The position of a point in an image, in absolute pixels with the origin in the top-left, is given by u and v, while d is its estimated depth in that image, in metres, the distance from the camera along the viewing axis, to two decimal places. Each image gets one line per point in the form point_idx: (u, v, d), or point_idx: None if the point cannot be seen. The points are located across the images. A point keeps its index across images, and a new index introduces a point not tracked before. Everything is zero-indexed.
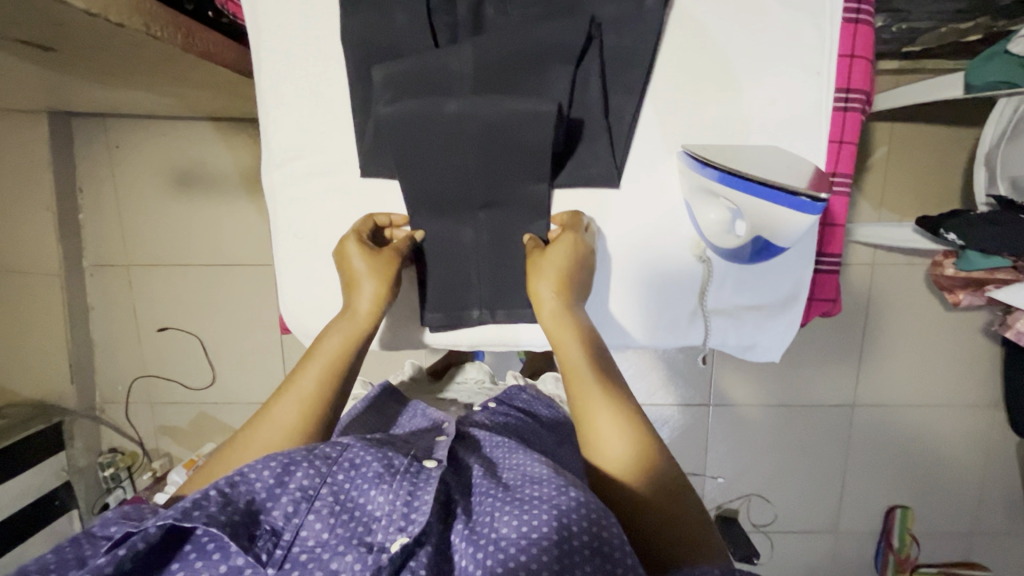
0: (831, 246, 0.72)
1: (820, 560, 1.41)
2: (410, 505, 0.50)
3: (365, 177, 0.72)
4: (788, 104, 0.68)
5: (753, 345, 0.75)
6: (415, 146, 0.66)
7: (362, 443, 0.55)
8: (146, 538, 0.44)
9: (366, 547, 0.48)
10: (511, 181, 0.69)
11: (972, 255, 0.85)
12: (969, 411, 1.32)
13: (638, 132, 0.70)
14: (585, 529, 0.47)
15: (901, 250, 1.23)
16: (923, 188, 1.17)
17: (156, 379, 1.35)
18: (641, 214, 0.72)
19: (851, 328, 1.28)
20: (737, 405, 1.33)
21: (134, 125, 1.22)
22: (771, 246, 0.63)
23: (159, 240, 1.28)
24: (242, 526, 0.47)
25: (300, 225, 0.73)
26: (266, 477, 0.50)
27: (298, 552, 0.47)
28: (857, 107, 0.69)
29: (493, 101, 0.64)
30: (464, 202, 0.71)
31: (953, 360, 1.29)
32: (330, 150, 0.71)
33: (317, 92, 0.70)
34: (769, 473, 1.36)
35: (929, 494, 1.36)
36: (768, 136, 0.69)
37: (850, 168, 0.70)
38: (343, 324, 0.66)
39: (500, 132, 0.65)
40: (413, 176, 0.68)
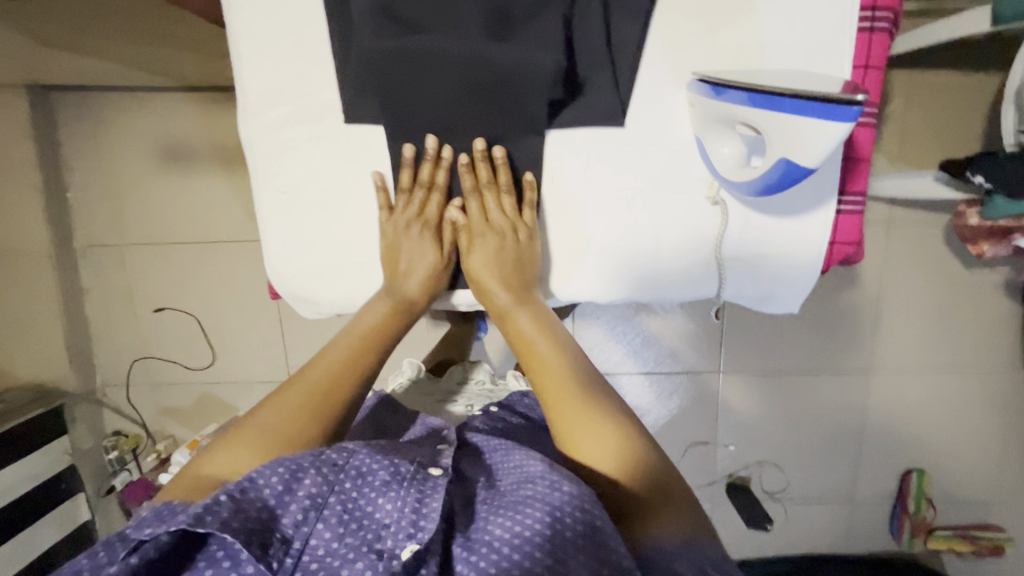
0: (855, 183, 0.67)
1: (835, 527, 1.39)
2: (419, 511, 0.50)
3: (353, 125, 0.67)
4: (808, 25, 0.62)
5: (770, 294, 0.71)
6: (407, 87, 0.62)
7: (367, 450, 0.55)
8: (158, 546, 0.46)
9: (377, 555, 0.47)
10: (505, 125, 0.65)
11: (998, 200, 0.79)
12: (987, 369, 1.28)
13: (644, 64, 0.65)
14: (578, 525, 0.49)
15: (918, 206, 1.19)
16: (943, 136, 1.11)
17: (156, 360, 1.32)
18: (650, 158, 0.67)
19: (866, 288, 1.24)
20: (749, 372, 1.30)
21: (116, 97, 1.18)
22: (791, 176, 0.57)
23: (150, 218, 1.24)
24: (255, 532, 0.47)
25: (286, 178, 0.68)
26: (275, 484, 0.50)
27: (307, 560, 0.47)
28: (884, 27, 0.63)
29: (486, 50, 0.61)
30: (459, 146, 0.67)
31: (972, 318, 1.25)
32: (311, 95, 0.66)
33: (291, 30, 0.64)
34: (781, 440, 1.34)
35: (947, 456, 1.33)
36: (786, 62, 0.63)
37: (876, 97, 0.65)
38: (388, 300, 0.70)
39: (492, 85, 0.62)
40: (405, 113, 0.64)
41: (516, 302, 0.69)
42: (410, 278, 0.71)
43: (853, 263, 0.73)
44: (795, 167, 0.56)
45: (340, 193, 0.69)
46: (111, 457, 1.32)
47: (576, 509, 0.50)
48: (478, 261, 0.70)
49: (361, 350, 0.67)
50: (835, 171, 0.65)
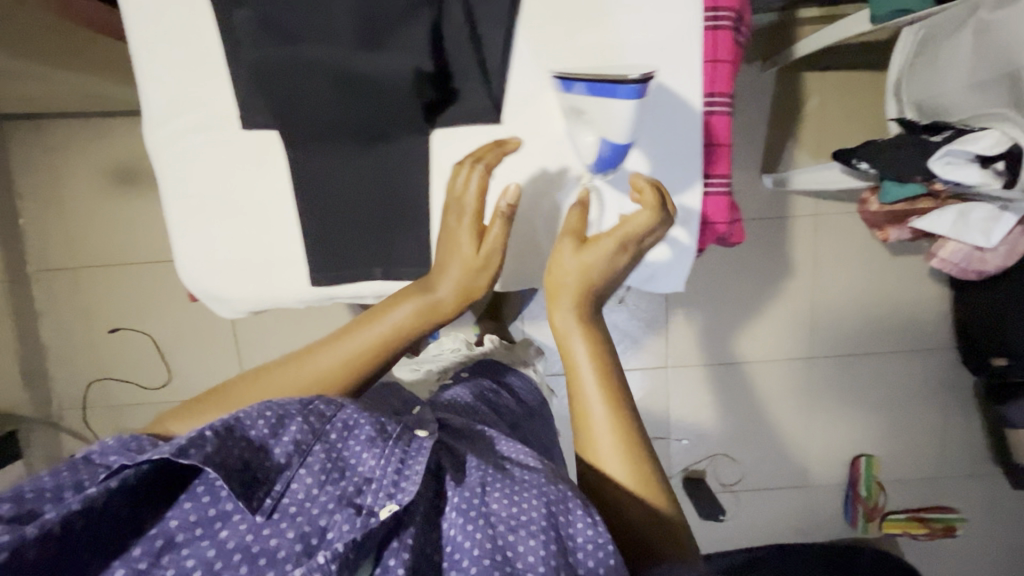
0: (717, 167, 0.63)
1: (791, 515, 1.41)
2: (402, 472, 0.43)
3: (248, 130, 0.62)
4: (658, 23, 0.58)
5: (652, 276, 0.67)
6: (253, 94, 0.60)
7: (356, 400, 0.48)
8: (138, 473, 0.39)
9: (356, 509, 0.41)
10: (375, 125, 0.62)
11: (890, 184, 0.83)
12: (922, 352, 1.33)
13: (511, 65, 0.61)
14: (591, 544, 0.43)
15: (841, 198, 1.25)
16: (855, 132, 1.19)
17: (113, 382, 1.33)
18: (523, 150, 0.64)
19: (800, 279, 1.29)
20: (695, 365, 1.34)
21: (67, 124, 1.22)
22: (616, 155, 0.59)
23: (103, 240, 1.27)
24: (233, 471, 0.40)
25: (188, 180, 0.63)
26: (259, 426, 0.43)
27: (287, 503, 0.40)
28: (728, 25, 0.59)
29: (353, 59, 0.59)
30: (334, 145, 0.63)
31: (904, 303, 1.31)
32: (189, 103, 0.61)
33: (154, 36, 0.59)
34: (733, 431, 1.37)
35: (892, 439, 1.37)
36: (643, 58, 0.59)
37: (729, 88, 0.61)
38: (415, 297, 0.56)
39: (362, 93, 0.60)
40: (253, 118, 0.61)
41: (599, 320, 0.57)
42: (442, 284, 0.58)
43: (734, 241, 0.70)
44: (614, 147, 0.58)
45: (250, 192, 0.64)
46: None
47: (571, 505, 0.44)
48: (584, 259, 0.57)
49: (369, 360, 0.54)
50: (689, 148, 0.61)
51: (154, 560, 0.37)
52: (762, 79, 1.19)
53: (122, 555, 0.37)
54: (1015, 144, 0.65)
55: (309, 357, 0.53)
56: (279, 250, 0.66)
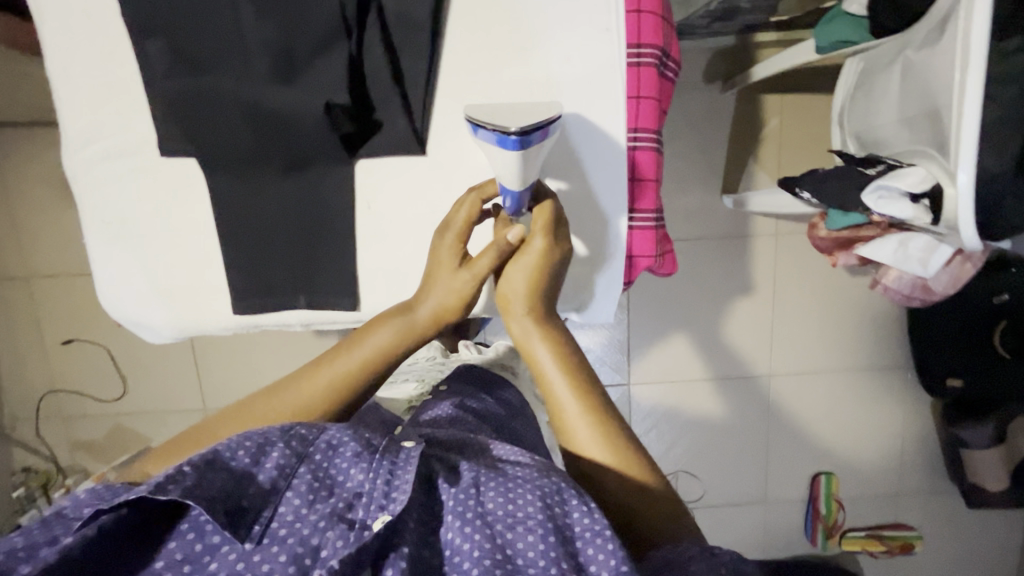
0: (643, 201, 0.64)
1: (752, 532, 1.42)
2: (390, 485, 0.45)
3: (165, 157, 0.61)
4: (580, 62, 0.59)
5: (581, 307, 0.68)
6: (174, 122, 0.60)
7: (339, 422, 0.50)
8: (116, 518, 0.41)
9: (348, 524, 0.43)
10: (297, 155, 0.62)
11: (835, 212, 0.84)
12: (881, 371, 1.34)
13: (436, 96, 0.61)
14: (587, 533, 0.44)
15: (801, 219, 1.27)
16: (813, 154, 1.21)
17: (68, 393, 1.31)
18: (441, 183, 0.64)
19: (761, 298, 1.30)
20: (657, 382, 1.34)
21: (23, 133, 1.20)
22: (515, 202, 0.58)
23: (59, 251, 1.25)
24: (219, 502, 0.42)
25: (108, 207, 0.62)
26: (241, 456, 0.45)
27: (276, 527, 0.42)
28: (650, 63, 0.60)
29: (262, 91, 0.59)
30: (254, 173, 0.62)
31: (863, 323, 1.32)
32: (112, 129, 0.60)
33: (74, 62, 0.58)
34: (695, 448, 1.37)
35: (851, 457, 1.38)
36: (564, 96, 0.60)
37: (653, 124, 0.62)
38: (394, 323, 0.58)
39: (267, 124, 0.60)
40: (172, 145, 0.61)
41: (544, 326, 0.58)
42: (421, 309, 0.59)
43: (663, 273, 0.71)
44: (512, 194, 0.58)
45: (172, 218, 0.63)
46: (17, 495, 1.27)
47: (567, 497, 0.46)
48: (518, 275, 0.59)
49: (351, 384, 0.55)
50: (613, 183, 0.62)
51: None
52: (722, 101, 1.20)
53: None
54: (939, 183, 0.65)
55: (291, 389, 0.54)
56: (206, 278, 0.65)
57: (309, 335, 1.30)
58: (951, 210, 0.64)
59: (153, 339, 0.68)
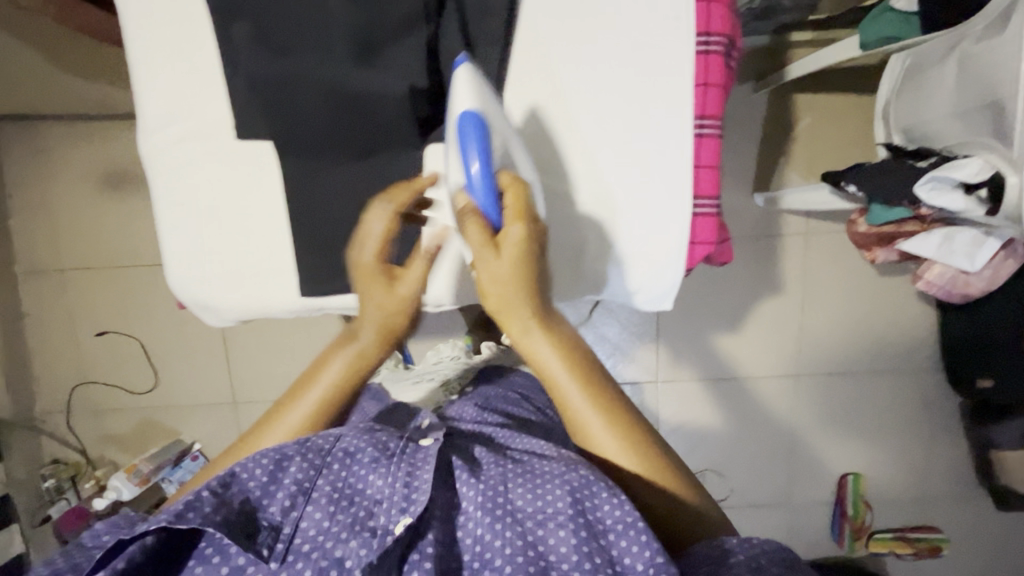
0: (706, 188, 0.63)
1: (779, 533, 1.41)
2: (409, 488, 0.54)
3: (242, 140, 0.62)
4: (652, 48, 0.60)
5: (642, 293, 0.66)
6: (252, 104, 0.60)
7: (353, 433, 0.60)
8: (142, 550, 0.49)
9: (371, 531, 0.52)
10: (374, 138, 0.63)
11: (877, 208, 0.85)
12: (908, 371, 1.34)
13: (507, 78, 0.61)
14: (610, 518, 0.51)
15: (831, 218, 1.27)
16: (845, 153, 1.21)
17: (97, 385, 1.31)
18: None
19: (790, 297, 1.31)
20: (684, 380, 1.34)
21: (60, 125, 1.21)
22: (473, 122, 0.54)
23: (90, 242, 1.25)
24: (238, 523, 0.52)
25: (182, 189, 0.63)
26: (259, 475, 0.54)
27: (300, 542, 0.52)
28: (718, 51, 0.61)
29: (344, 72, 0.59)
30: (329, 155, 0.63)
31: (891, 323, 1.32)
32: (186, 113, 0.61)
33: (158, 47, 0.60)
34: (721, 448, 1.37)
35: (879, 458, 1.38)
36: (637, 81, 0.60)
37: (719, 112, 0.63)
38: (341, 349, 0.62)
39: (352, 106, 0.61)
40: (248, 126, 0.61)
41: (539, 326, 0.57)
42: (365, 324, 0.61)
43: (721, 262, 0.70)
44: (471, 117, 0.54)
45: (245, 201, 0.64)
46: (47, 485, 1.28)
47: (592, 488, 0.52)
48: (496, 277, 0.55)
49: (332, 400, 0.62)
50: (684, 167, 0.61)
51: None
52: (755, 99, 1.21)
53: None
54: (997, 172, 0.66)
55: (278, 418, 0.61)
56: (273, 263, 0.66)
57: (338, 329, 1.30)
58: (1011, 200, 0.63)
59: (217, 322, 0.70)
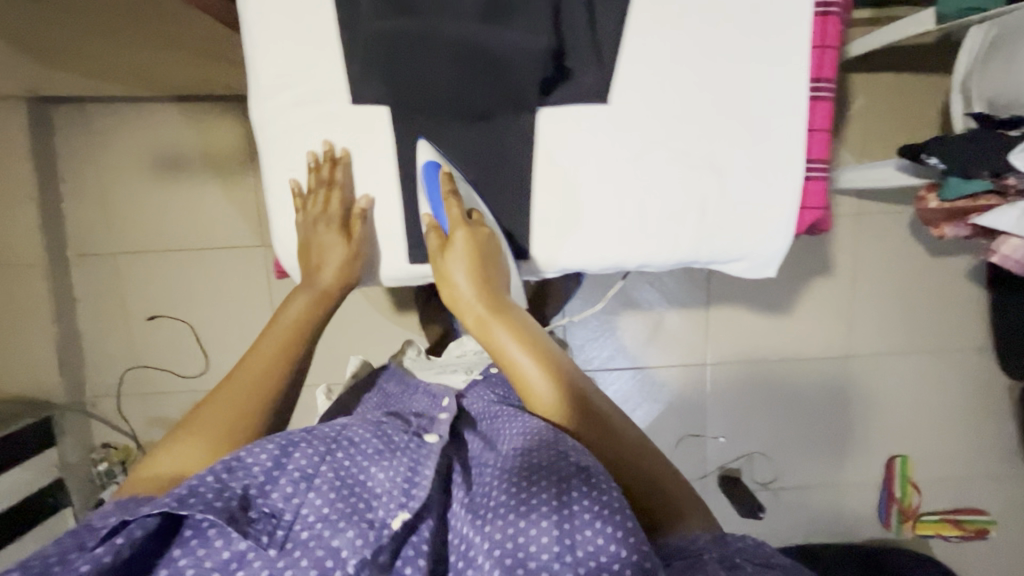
0: (817, 152, 0.70)
1: (828, 517, 1.40)
2: (410, 482, 0.52)
3: (355, 104, 0.68)
4: (769, 13, 0.66)
5: (748, 255, 0.70)
6: (397, 65, 0.65)
7: (357, 428, 0.57)
8: (144, 527, 0.46)
9: (368, 523, 0.49)
10: (499, 98, 0.67)
11: (954, 181, 0.84)
12: (958, 353, 1.34)
13: (638, 41, 0.66)
14: (591, 516, 0.46)
15: (882, 199, 1.27)
16: (903, 132, 1.20)
17: (148, 369, 1.31)
18: (630, 128, 0.68)
19: (840, 278, 1.31)
20: (733, 363, 1.34)
21: (116, 109, 1.22)
22: (430, 170, 0.68)
23: (143, 226, 1.26)
24: (238, 508, 0.48)
25: (292, 155, 0.70)
26: (264, 459, 0.51)
27: (299, 530, 0.48)
28: (835, 16, 0.68)
29: (481, 33, 0.64)
30: (456, 114, 0.68)
31: (942, 304, 1.32)
32: (311, 81, 0.68)
33: (294, 19, 0.67)
34: (770, 430, 1.37)
35: (927, 440, 1.38)
36: (751, 42, 0.66)
37: (830, 77, 0.70)
38: (306, 293, 0.70)
39: (486, 64, 0.65)
40: (395, 85, 0.67)
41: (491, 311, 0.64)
42: (325, 273, 0.70)
43: (817, 233, 0.74)
44: (429, 165, 0.68)
45: (357, 161, 0.70)
46: (100, 469, 1.29)
47: (574, 485, 0.48)
48: (455, 274, 0.66)
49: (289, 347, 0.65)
50: (800, 127, 0.68)
51: None
52: None
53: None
54: None
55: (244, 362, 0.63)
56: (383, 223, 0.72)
57: (389, 312, 1.31)
58: None
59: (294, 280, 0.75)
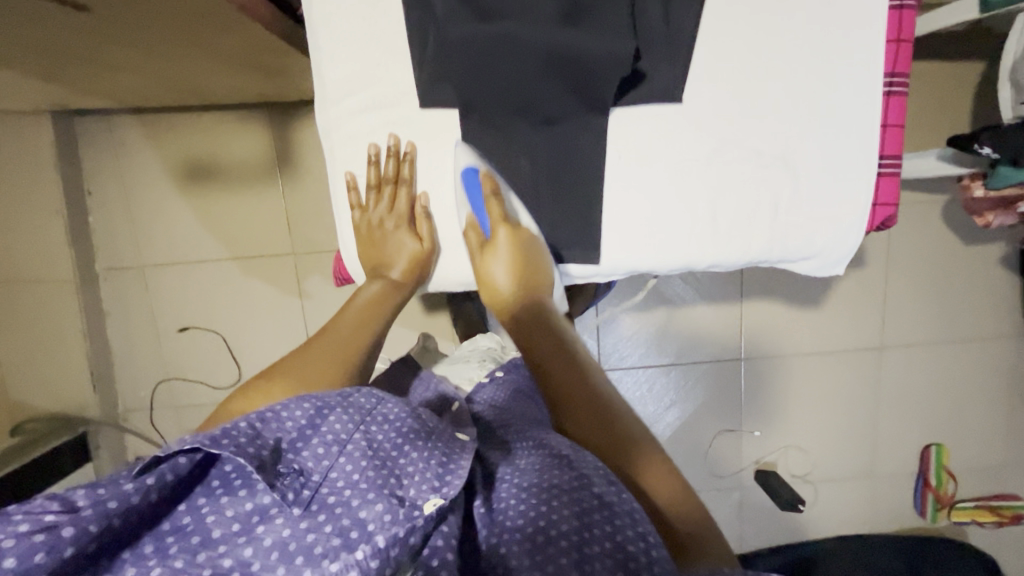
0: (890, 147, 0.69)
1: (863, 507, 1.41)
2: (445, 468, 0.46)
3: (425, 110, 0.69)
4: (843, 5, 0.65)
5: (820, 253, 0.70)
6: (468, 66, 0.65)
7: (397, 399, 0.51)
8: (175, 470, 0.40)
9: (398, 500, 0.43)
10: (572, 101, 0.67)
11: (1004, 170, 0.83)
12: (993, 340, 1.34)
13: (708, 39, 0.66)
14: (610, 541, 0.41)
15: (917, 188, 1.27)
16: (939, 121, 1.19)
17: (181, 382, 1.30)
18: (705, 128, 0.68)
19: (873, 268, 1.30)
20: (769, 356, 1.33)
21: (141, 122, 1.20)
22: (470, 178, 0.71)
23: (173, 237, 1.25)
24: (269, 462, 0.43)
25: (358, 161, 0.70)
26: (298, 417, 0.46)
27: (326, 493, 0.43)
28: (911, 6, 0.67)
29: (563, 34, 0.63)
30: (527, 116, 0.68)
31: (976, 292, 1.32)
32: (377, 87, 0.67)
33: (360, 25, 0.66)
34: (804, 423, 1.37)
35: (962, 429, 1.38)
36: (824, 36, 0.66)
37: (908, 68, 0.68)
38: (379, 281, 0.70)
39: (563, 67, 0.64)
40: (464, 86, 0.66)
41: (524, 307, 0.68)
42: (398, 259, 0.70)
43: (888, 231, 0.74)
44: (469, 172, 0.70)
45: (425, 167, 0.71)
46: None
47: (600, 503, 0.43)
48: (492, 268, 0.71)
49: (369, 323, 0.64)
50: (873, 122, 0.67)
51: (191, 556, 0.39)
52: None
53: (134, 550, 0.39)
54: None
55: (326, 332, 0.62)
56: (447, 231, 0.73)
57: (420, 317, 1.30)
58: None
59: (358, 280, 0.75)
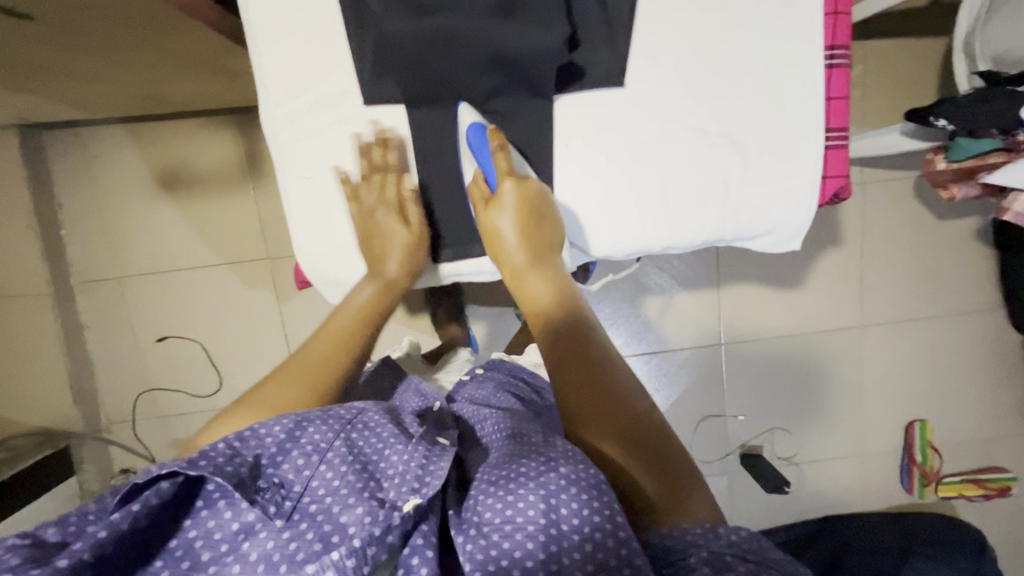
0: (836, 120, 0.70)
1: (851, 485, 1.41)
2: (424, 470, 0.45)
3: (370, 104, 0.69)
4: None
5: (771, 229, 0.71)
6: (407, 55, 0.65)
7: (379, 407, 0.51)
8: (160, 495, 0.41)
9: (378, 502, 0.42)
10: (515, 87, 0.68)
11: (961, 141, 0.84)
12: (972, 314, 1.35)
13: (647, 20, 0.67)
14: (578, 529, 0.40)
15: (886, 166, 1.27)
16: (903, 97, 1.20)
17: (163, 392, 1.30)
18: (650, 111, 0.68)
19: (849, 247, 1.31)
20: (748, 340, 1.34)
21: (109, 133, 1.20)
22: (477, 135, 0.66)
23: (148, 247, 1.24)
24: (249, 479, 0.43)
25: (306, 162, 0.69)
26: (277, 431, 0.46)
27: (308, 502, 0.43)
28: None
29: (498, 24, 0.64)
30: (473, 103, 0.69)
31: (952, 266, 1.32)
32: (323, 83, 0.68)
33: (301, 21, 0.66)
34: (786, 405, 1.37)
35: (946, 403, 1.39)
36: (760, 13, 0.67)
37: (848, 40, 0.69)
38: (372, 283, 0.66)
39: (502, 54, 0.65)
40: (407, 77, 0.67)
41: (527, 266, 0.60)
42: (391, 251, 0.67)
43: (842, 201, 0.75)
44: (478, 130, 0.66)
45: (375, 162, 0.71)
46: None
47: (569, 491, 0.41)
48: (495, 220, 0.64)
49: (366, 318, 0.62)
50: (815, 98, 0.68)
51: None
52: None
53: None
54: None
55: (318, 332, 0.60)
56: None
57: (400, 317, 1.30)
58: None
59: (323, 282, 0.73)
